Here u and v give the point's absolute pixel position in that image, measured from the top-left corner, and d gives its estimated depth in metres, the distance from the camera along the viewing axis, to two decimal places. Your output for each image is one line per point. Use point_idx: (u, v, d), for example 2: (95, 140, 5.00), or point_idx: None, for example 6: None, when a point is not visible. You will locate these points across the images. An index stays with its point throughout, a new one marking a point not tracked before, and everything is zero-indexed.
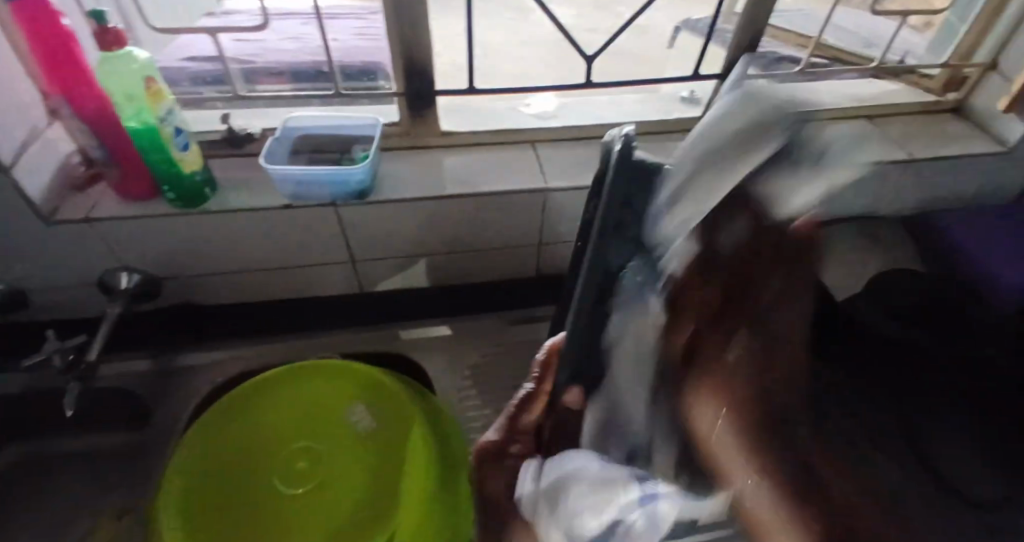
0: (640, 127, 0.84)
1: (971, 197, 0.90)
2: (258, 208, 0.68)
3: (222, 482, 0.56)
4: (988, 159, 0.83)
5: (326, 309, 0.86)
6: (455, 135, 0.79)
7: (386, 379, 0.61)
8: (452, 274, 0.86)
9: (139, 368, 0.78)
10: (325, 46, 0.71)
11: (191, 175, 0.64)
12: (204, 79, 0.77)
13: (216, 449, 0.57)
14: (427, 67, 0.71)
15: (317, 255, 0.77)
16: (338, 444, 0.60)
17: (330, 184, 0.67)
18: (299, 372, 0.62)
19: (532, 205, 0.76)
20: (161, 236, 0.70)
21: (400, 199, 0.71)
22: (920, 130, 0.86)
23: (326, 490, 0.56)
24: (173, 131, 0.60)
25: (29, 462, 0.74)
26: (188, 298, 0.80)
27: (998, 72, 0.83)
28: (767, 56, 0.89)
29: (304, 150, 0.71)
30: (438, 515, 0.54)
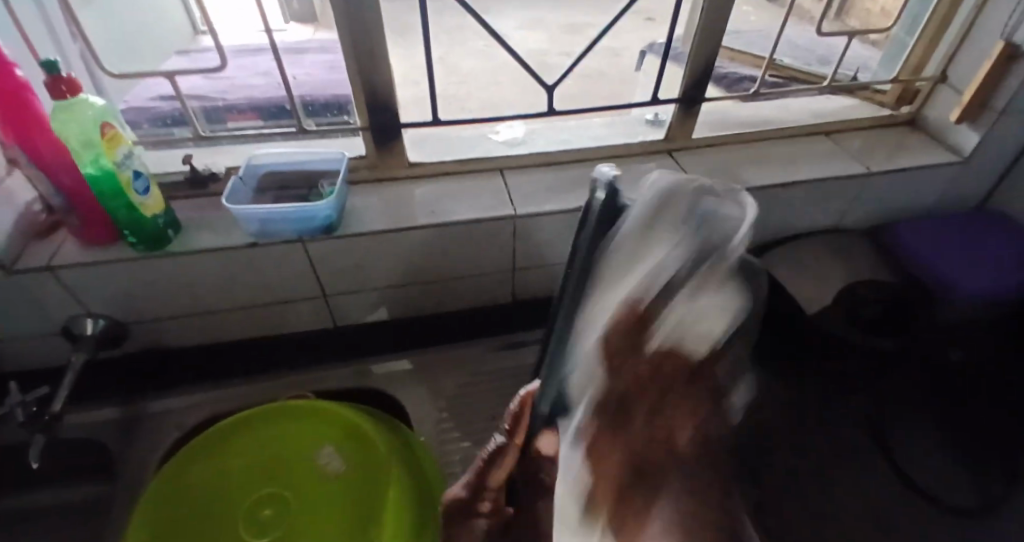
0: (605, 151, 0.86)
1: (933, 205, 0.92)
2: (223, 247, 0.67)
3: (185, 534, 0.54)
4: (945, 167, 0.85)
5: (301, 345, 0.85)
6: (423, 166, 0.80)
7: (354, 416, 0.61)
8: (427, 303, 0.85)
9: (107, 415, 0.76)
10: (286, 85, 0.72)
11: (153, 218, 0.64)
12: (166, 121, 0.77)
13: (178, 500, 0.56)
14: (390, 102, 0.72)
15: (287, 292, 0.76)
16: (306, 488, 0.58)
17: (295, 221, 0.67)
18: (266, 415, 0.61)
19: (501, 232, 0.76)
20: (125, 280, 0.69)
21: (367, 232, 0.71)
22: (877, 143, 0.88)
23: (295, 536, 0.55)
24: (132, 175, 0.60)
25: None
26: (156, 341, 0.79)
27: (948, 84, 0.86)
28: (730, 76, 0.93)
29: (271, 187, 0.72)
30: None
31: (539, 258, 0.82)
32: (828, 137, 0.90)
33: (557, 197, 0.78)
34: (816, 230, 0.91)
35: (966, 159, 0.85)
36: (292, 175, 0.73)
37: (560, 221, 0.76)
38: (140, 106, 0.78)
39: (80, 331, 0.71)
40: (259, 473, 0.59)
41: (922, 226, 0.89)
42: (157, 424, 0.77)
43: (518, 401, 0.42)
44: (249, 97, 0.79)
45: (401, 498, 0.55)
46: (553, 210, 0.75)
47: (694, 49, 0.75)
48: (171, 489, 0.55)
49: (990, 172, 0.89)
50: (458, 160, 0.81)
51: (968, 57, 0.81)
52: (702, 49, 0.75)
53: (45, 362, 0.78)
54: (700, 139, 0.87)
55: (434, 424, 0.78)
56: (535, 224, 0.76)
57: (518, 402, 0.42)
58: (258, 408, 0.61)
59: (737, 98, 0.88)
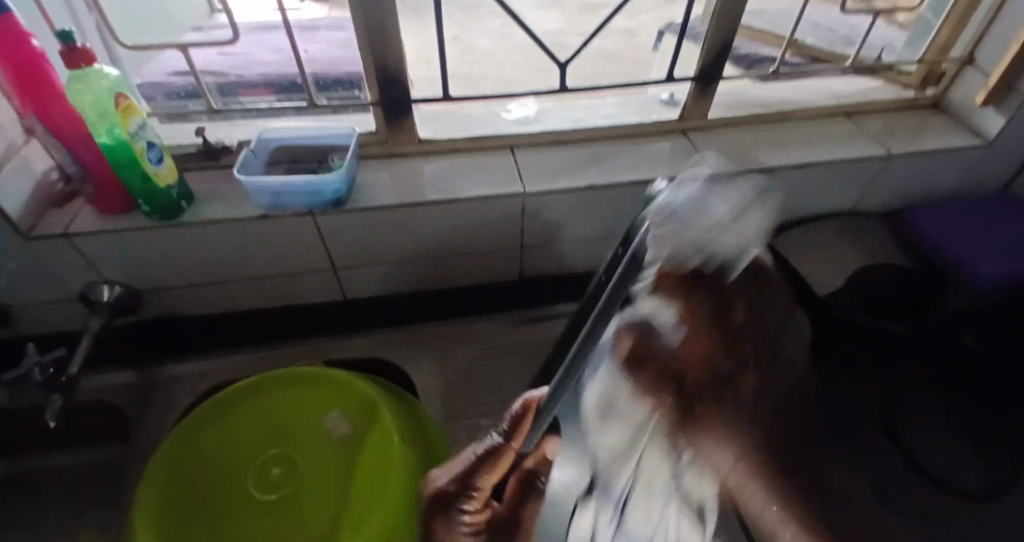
0: (617, 130, 0.84)
1: (953, 191, 0.90)
2: (234, 218, 0.68)
3: (197, 492, 0.57)
4: (968, 152, 0.83)
5: (310, 318, 0.86)
6: (433, 143, 0.80)
7: (358, 384, 0.62)
8: (434, 280, 0.86)
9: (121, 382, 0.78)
10: (297, 57, 0.71)
11: (167, 189, 0.65)
12: (177, 94, 0.78)
13: (189, 459, 0.58)
14: (399, 76, 0.71)
15: (297, 265, 0.77)
16: (312, 450, 0.60)
17: (305, 195, 0.68)
18: (270, 382, 0.62)
19: (511, 210, 0.76)
20: (139, 249, 0.70)
21: (377, 208, 0.71)
22: (898, 126, 0.86)
23: (303, 496, 0.58)
24: (145, 146, 0.60)
25: (21, 475, 0.76)
26: (169, 311, 0.80)
27: (975, 65, 0.83)
28: (748, 56, 0.91)
29: (281, 160, 0.72)
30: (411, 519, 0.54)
31: (548, 238, 0.82)
32: (847, 119, 0.88)
33: (568, 175, 0.77)
34: (831, 214, 0.89)
35: (990, 144, 0.83)
36: (302, 148, 0.73)
37: (568, 200, 0.76)
38: (155, 80, 0.78)
39: (97, 298, 0.72)
40: (266, 436, 0.61)
41: (941, 211, 0.87)
42: (171, 392, 0.79)
43: (519, 407, 0.32)
44: (260, 72, 0.79)
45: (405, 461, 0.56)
46: (562, 189, 0.74)
47: (711, 25, 0.73)
48: (183, 451, 0.57)
49: (1014, 158, 0.87)
50: (468, 136, 0.81)
51: (1000, 36, 0.78)
52: (719, 25, 0.73)
53: (63, 327, 0.80)
54: (714, 120, 0.85)
55: (440, 398, 0.80)
56: (544, 202, 0.76)
57: (517, 410, 0.32)
58: (264, 373, 0.62)
59: (756, 78, 0.86)
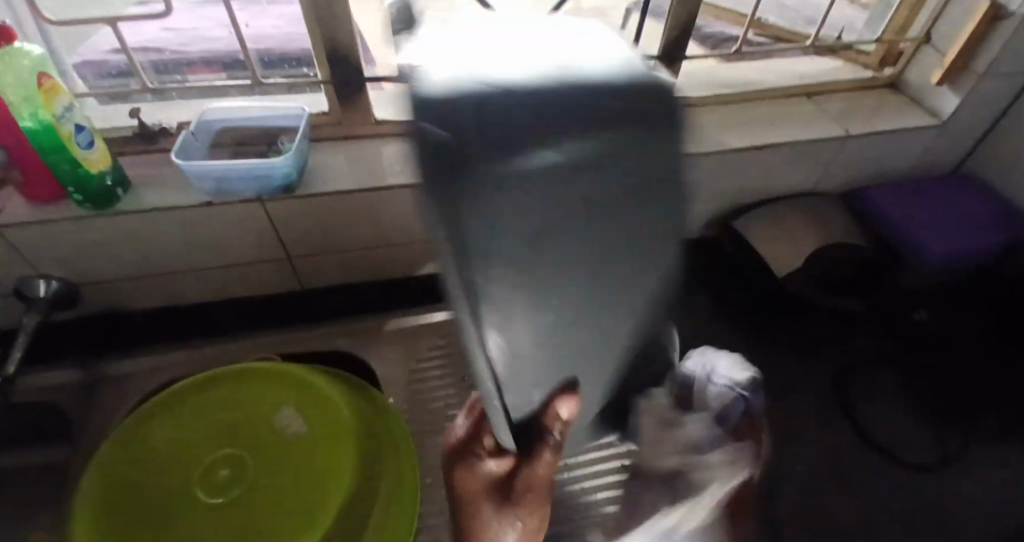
0: None
1: (910, 169, 0.92)
2: (175, 206, 0.64)
3: (139, 496, 0.53)
4: (923, 132, 0.85)
5: (264, 307, 0.84)
6: (390, 123, 0.77)
7: (311, 378, 0.60)
8: (396, 265, 0.84)
9: (62, 381, 0.74)
10: (238, 33, 0.67)
11: (100, 176, 0.61)
12: (109, 72, 0.73)
13: (135, 461, 0.55)
14: (351, 52, 0.67)
15: (248, 253, 0.74)
16: (264, 449, 0.57)
17: (252, 180, 0.64)
18: (223, 377, 0.61)
19: None
20: (75, 238, 0.65)
21: (331, 191, 0.67)
22: (858, 106, 0.87)
23: (252, 498, 0.54)
24: (74, 129, 0.56)
25: None
26: (115, 303, 0.78)
27: (931, 45, 0.83)
28: (713, 35, 0.89)
29: (226, 143, 0.68)
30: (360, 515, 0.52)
31: None
32: (808, 99, 0.88)
33: None
34: (793, 195, 0.90)
35: (944, 123, 0.85)
36: (250, 130, 0.69)
37: None
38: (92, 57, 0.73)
39: (31, 295, 0.67)
40: (216, 435, 0.58)
41: (895, 188, 0.89)
42: (115, 390, 0.75)
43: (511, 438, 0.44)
44: (202, 48, 0.74)
45: (354, 436, 0.56)
46: None
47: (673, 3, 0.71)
48: (113, 470, 0.54)
49: (969, 135, 0.88)
50: None
51: (954, 15, 0.78)
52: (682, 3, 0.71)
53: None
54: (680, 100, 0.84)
55: (406, 379, 0.78)
56: None
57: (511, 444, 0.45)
58: (192, 376, 0.60)
59: (719, 58, 0.85)
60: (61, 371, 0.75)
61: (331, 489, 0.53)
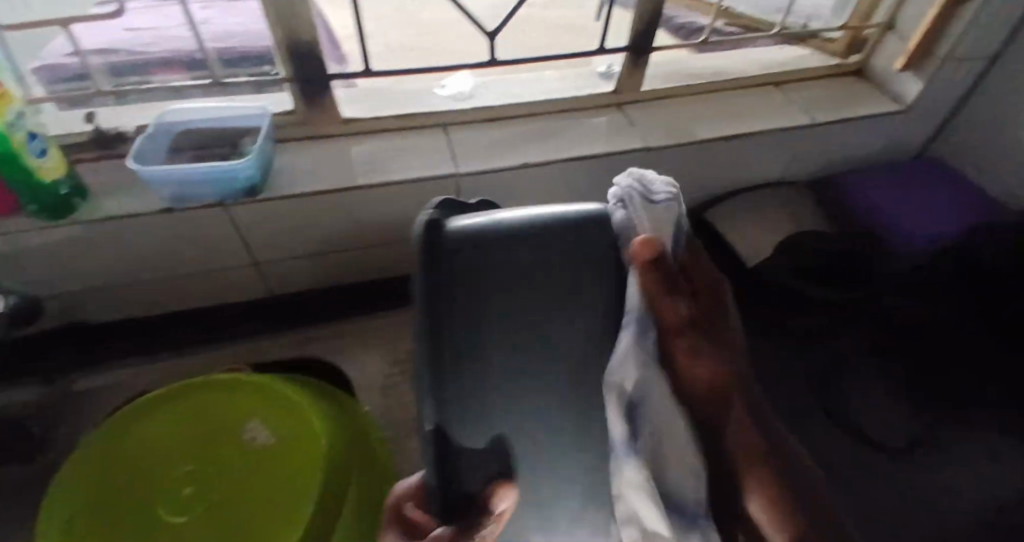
0: (552, 105, 0.82)
1: (875, 156, 0.94)
2: (134, 213, 0.62)
3: (105, 514, 0.52)
4: (888, 118, 0.86)
5: (234, 315, 0.81)
6: (358, 122, 0.75)
7: (284, 387, 0.59)
8: (370, 268, 0.83)
9: (29, 398, 0.74)
10: (193, 32, 0.64)
11: (55, 185, 0.58)
12: (61, 76, 0.69)
13: (101, 478, 0.54)
14: (315, 50, 0.66)
15: (216, 259, 0.72)
16: (236, 461, 0.56)
17: (214, 184, 0.62)
18: (193, 387, 0.60)
19: (444, 191, 0.73)
20: (32, 251, 0.63)
21: (297, 195, 0.66)
22: (825, 93, 0.88)
23: (224, 511, 0.53)
24: (25, 137, 0.53)
25: None
26: (78, 314, 0.75)
27: (895, 31, 0.85)
28: (683, 25, 0.89)
29: (187, 147, 0.66)
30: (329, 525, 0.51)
31: None
32: (776, 88, 0.89)
33: (501, 152, 0.75)
34: (765, 183, 0.91)
35: (908, 109, 0.86)
36: (212, 132, 0.67)
37: (506, 178, 0.74)
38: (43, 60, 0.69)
39: None
40: (186, 448, 0.57)
41: (862, 174, 0.90)
42: (93, 402, 0.77)
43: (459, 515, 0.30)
44: (160, 49, 0.71)
45: (326, 444, 0.55)
46: (497, 167, 0.72)
47: None
48: (81, 489, 0.53)
49: (932, 121, 0.90)
50: (396, 114, 0.76)
51: (917, 2, 0.79)
52: None
53: None
54: (650, 91, 0.84)
55: (382, 383, 0.80)
56: (477, 183, 0.73)
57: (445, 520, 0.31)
58: (160, 390, 0.59)
59: (689, 47, 0.85)
60: (26, 386, 0.75)
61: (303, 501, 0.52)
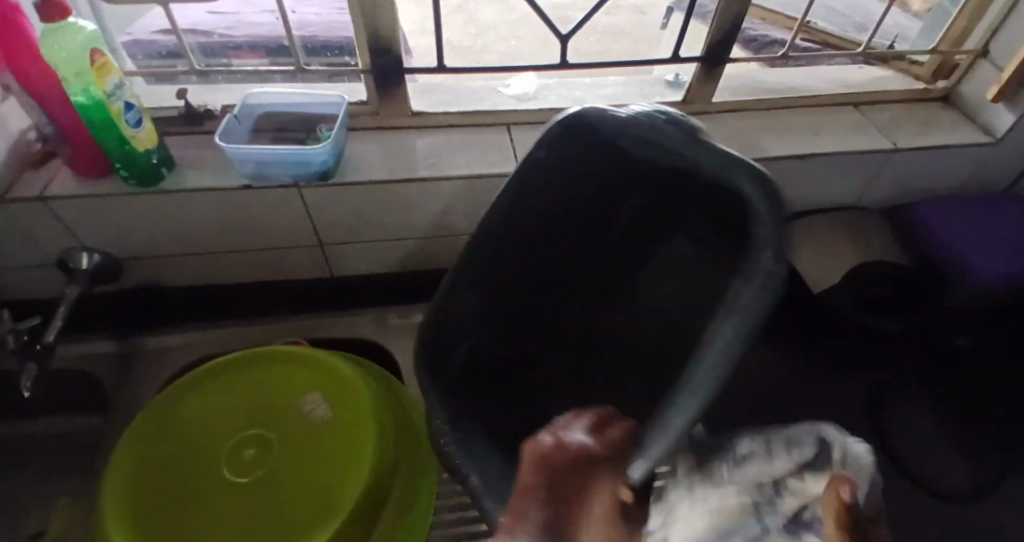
0: (617, 111, 0.81)
1: (954, 188, 0.89)
2: (214, 188, 0.65)
3: (170, 469, 0.55)
4: (974, 150, 0.81)
5: (292, 291, 0.85)
6: (426, 116, 0.77)
7: (339, 366, 0.61)
8: (424, 259, 0.85)
9: (101, 350, 0.80)
10: (283, 20, 0.67)
11: (146, 154, 0.62)
12: (158, 53, 0.74)
13: (167, 435, 0.57)
14: (393, 43, 0.68)
15: (282, 237, 0.76)
16: (289, 432, 0.58)
17: (291, 165, 0.64)
18: (256, 357, 0.63)
19: (504, 191, 0.74)
20: (115, 212, 0.67)
21: (365, 181, 0.68)
22: (908, 119, 0.83)
23: (276, 478, 0.55)
24: (122, 107, 0.57)
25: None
26: (151, 278, 0.80)
27: (989, 59, 0.80)
28: (759, 38, 0.87)
29: (267, 129, 0.69)
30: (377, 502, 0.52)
31: None
32: (855, 109, 0.85)
33: None
34: (831, 207, 0.88)
35: (997, 142, 0.81)
36: (291, 116, 0.70)
37: None
38: (140, 37, 0.73)
39: (74, 265, 0.70)
40: (245, 414, 0.60)
41: (943, 205, 0.85)
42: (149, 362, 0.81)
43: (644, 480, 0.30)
44: (248, 32, 0.74)
45: (375, 422, 0.56)
46: None
47: (721, 4, 0.69)
48: (147, 447, 0.56)
49: (1021, 157, 0.85)
50: (463, 110, 0.77)
51: (1015, 30, 0.75)
52: (730, 5, 0.69)
53: (43, 292, 0.79)
54: (719, 104, 0.82)
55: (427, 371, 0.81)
56: None
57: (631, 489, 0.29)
58: (218, 359, 0.62)
59: (764, 62, 0.83)
60: (99, 339, 0.80)
61: (355, 474, 0.53)
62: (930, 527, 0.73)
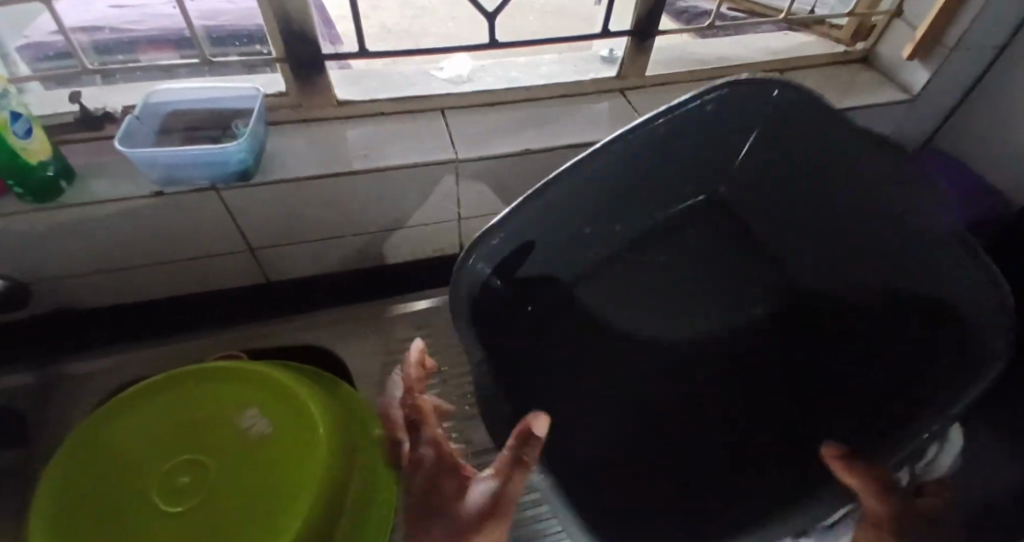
0: (554, 89, 0.79)
1: (878, 146, 0.93)
2: (123, 197, 0.60)
3: (93, 506, 0.51)
4: (894, 108, 0.85)
5: (230, 301, 0.81)
6: (355, 105, 0.73)
7: (275, 374, 0.59)
8: (368, 255, 0.82)
9: (14, 383, 0.73)
10: (182, 10, 0.62)
11: (42, 166, 0.56)
12: (46, 54, 0.67)
13: (87, 470, 0.53)
14: (309, 30, 0.64)
15: (209, 245, 0.71)
16: (226, 448, 0.56)
17: (205, 166, 0.60)
18: (182, 376, 0.59)
19: (443, 177, 0.71)
20: (10, 235, 0.61)
21: (292, 177, 0.64)
22: (831, 81, 0.86)
23: (216, 497, 0.52)
24: (9, 117, 0.51)
25: None
26: (69, 301, 0.74)
27: (903, 18, 0.83)
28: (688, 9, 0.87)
29: (177, 129, 0.65)
30: (329, 504, 0.51)
31: (486, 205, 0.80)
32: (782, 75, 0.87)
33: (501, 139, 0.73)
34: None
35: (914, 98, 0.85)
36: (205, 114, 0.66)
37: (508, 164, 0.72)
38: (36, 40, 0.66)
39: None
40: (176, 437, 0.57)
41: None
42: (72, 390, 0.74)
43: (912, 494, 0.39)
44: (148, 26, 0.68)
45: (319, 425, 0.55)
46: (496, 154, 0.70)
47: None
48: (62, 489, 0.52)
49: (936, 113, 0.89)
50: (393, 98, 0.74)
51: None
52: None
53: None
54: (654, 77, 0.82)
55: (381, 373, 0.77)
56: (478, 169, 0.72)
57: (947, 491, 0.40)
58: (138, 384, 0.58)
59: (694, 32, 0.83)
60: (13, 373, 0.74)
61: (303, 479, 0.51)
62: None
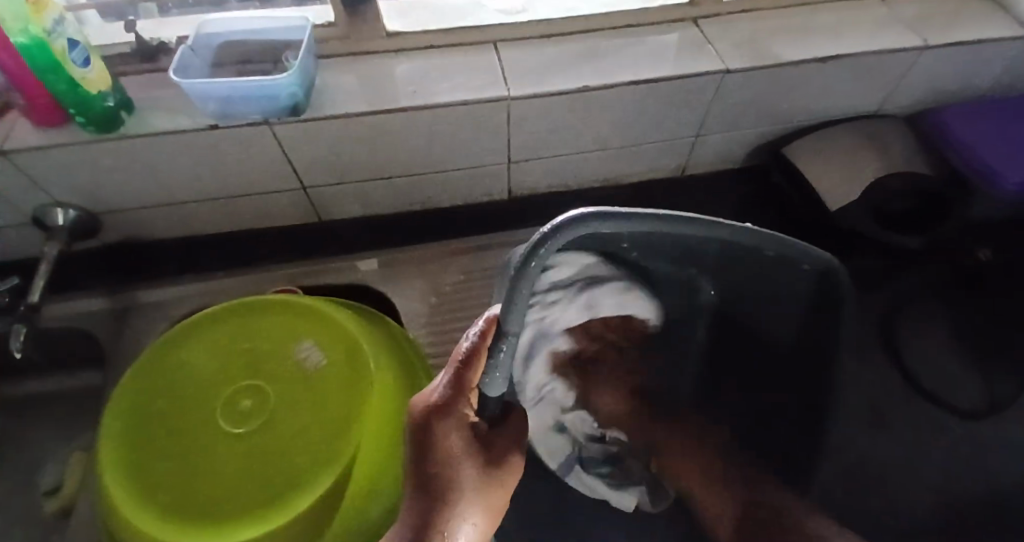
0: (614, 20, 0.72)
1: (983, 91, 0.82)
2: (180, 128, 0.60)
3: (165, 425, 0.55)
4: (1012, 43, 0.72)
5: (282, 239, 0.84)
6: (402, 37, 0.69)
7: (329, 311, 0.60)
8: (415, 202, 0.82)
9: (93, 305, 0.80)
10: None
11: (102, 97, 0.56)
12: None
13: (160, 392, 0.57)
14: None
15: (265, 183, 0.72)
16: (282, 378, 0.58)
17: (257, 100, 0.59)
18: (243, 308, 0.61)
19: (494, 118, 0.68)
20: (80, 166, 0.63)
21: (339, 114, 0.62)
22: (938, 10, 0.74)
23: (273, 426, 0.55)
24: (67, 46, 0.51)
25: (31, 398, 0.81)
26: (135, 233, 0.77)
27: None
28: None
29: (228, 61, 0.63)
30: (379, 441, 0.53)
31: (537, 151, 0.77)
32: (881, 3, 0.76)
33: (555, 73, 0.67)
34: (850, 118, 0.82)
35: None
36: (252, 45, 0.64)
37: (560, 103, 0.67)
38: None
39: (51, 223, 0.68)
40: (237, 363, 0.59)
41: (974, 107, 0.76)
42: (146, 314, 0.81)
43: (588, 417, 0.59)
44: None
45: (370, 365, 0.56)
46: (550, 92, 0.65)
47: None
48: (140, 407, 0.56)
49: None
50: (442, 29, 0.70)
51: None
52: None
53: (31, 253, 0.77)
54: (730, 5, 0.73)
55: (427, 314, 0.81)
56: (532, 108, 0.67)
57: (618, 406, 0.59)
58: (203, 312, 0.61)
59: None
60: (91, 296, 0.81)
61: (355, 416, 0.53)
62: (923, 439, 0.78)
